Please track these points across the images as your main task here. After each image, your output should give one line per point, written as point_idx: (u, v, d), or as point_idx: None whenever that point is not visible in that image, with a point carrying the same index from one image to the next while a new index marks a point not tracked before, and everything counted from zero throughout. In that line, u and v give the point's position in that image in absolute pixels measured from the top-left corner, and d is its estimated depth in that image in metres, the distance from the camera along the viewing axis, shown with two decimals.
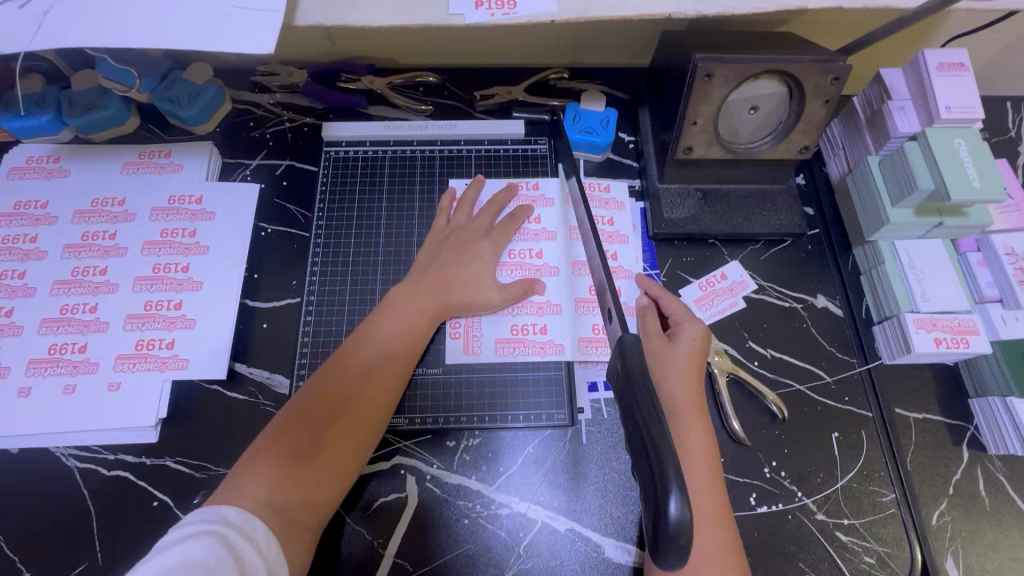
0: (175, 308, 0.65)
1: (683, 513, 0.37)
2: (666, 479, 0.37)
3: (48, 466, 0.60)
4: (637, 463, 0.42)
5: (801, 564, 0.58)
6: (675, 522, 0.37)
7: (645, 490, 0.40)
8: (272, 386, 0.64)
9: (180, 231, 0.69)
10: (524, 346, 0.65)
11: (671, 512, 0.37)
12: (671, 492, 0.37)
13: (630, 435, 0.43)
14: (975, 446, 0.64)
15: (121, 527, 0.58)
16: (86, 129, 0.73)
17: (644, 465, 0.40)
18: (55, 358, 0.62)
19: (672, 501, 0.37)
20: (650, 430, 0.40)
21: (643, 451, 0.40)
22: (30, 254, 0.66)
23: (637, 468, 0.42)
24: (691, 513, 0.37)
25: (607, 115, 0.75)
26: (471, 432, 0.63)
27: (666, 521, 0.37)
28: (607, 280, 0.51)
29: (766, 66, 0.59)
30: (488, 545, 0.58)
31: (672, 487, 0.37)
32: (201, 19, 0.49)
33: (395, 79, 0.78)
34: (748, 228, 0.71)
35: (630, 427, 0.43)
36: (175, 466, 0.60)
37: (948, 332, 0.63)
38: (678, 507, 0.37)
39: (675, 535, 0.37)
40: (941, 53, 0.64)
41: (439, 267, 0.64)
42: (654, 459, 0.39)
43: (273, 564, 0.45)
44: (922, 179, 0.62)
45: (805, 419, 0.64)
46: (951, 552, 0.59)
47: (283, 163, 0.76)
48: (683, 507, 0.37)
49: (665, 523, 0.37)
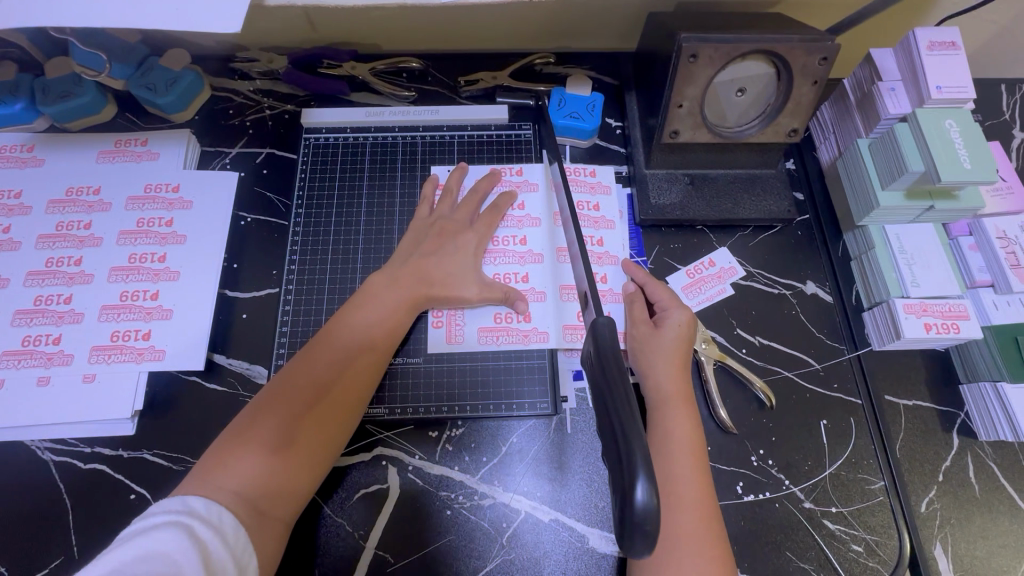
0: (151, 299, 0.64)
1: (650, 500, 0.36)
2: (633, 465, 0.36)
3: (22, 460, 0.59)
4: (608, 450, 0.41)
5: (789, 553, 0.57)
6: (641, 509, 0.36)
7: (615, 478, 0.39)
8: (252, 377, 0.63)
9: (157, 220, 0.67)
10: (508, 334, 0.64)
11: (638, 500, 0.36)
12: (638, 477, 0.36)
13: (602, 421, 0.42)
14: (965, 432, 0.63)
15: (97, 521, 0.57)
16: (61, 117, 0.71)
17: (614, 452, 0.39)
18: (29, 350, 0.61)
19: (638, 487, 0.36)
20: (620, 415, 0.39)
21: (614, 437, 0.39)
22: (4, 245, 0.65)
23: (608, 456, 0.41)
24: (658, 500, 0.36)
25: (593, 100, 0.74)
26: (454, 422, 0.62)
27: (632, 507, 0.36)
28: (585, 265, 0.49)
29: (752, 46, 0.58)
30: (471, 536, 0.57)
31: (639, 473, 0.36)
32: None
33: (378, 65, 0.77)
34: (736, 214, 0.69)
35: (602, 413, 0.42)
36: (153, 459, 0.59)
37: (939, 317, 0.62)
38: (645, 495, 0.36)
39: (642, 522, 0.36)
40: (932, 32, 0.63)
41: (420, 257, 0.63)
42: (623, 445, 0.38)
43: (241, 555, 0.44)
44: (913, 161, 0.60)
45: (793, 407, 0.63)
46: (940, 540, 0.58)
47: (263, 151, 0.74)
48: (650, 494, 0.36)
49: (631, 511, 0.36)
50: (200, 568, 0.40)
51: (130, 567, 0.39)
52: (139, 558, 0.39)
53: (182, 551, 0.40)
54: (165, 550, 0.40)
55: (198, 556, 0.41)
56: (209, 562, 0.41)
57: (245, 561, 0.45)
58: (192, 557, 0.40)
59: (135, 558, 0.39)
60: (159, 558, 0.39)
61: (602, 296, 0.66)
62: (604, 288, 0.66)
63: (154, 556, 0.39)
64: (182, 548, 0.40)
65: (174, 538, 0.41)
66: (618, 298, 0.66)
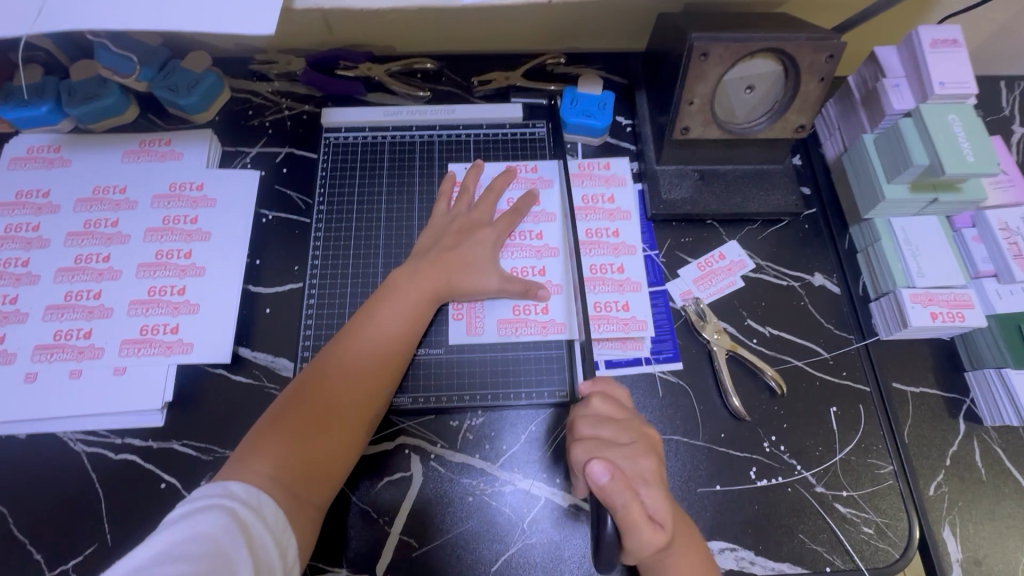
0: (178, 293, 0.65)
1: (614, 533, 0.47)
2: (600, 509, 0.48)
3: (55, 450, 0.61)
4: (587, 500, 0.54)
5: (801, 535, 0.59)
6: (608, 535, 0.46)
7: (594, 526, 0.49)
8: (277, 369, 0.65)
9: (182, 218, 0.69)
10: (526, 325, 0.66)
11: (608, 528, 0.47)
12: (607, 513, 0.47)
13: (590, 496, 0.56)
14: (971, 418, 0.64)
15: (130, 508, 0.59)
16: (85, 119, 0.73)
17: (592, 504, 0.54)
18: (61, 344, 0.62)
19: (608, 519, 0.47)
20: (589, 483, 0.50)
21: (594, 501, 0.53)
22: (33, 242, 0.67)
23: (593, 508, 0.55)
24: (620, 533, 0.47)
25: (604, 98, 0.75)
26: (475, 412, 0.64)
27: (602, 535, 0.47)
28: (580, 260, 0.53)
29: (760, 44, 0.60)
30: (493, 521, 0.59)
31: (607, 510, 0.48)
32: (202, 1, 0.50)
33: (393, 66, 0.78)
34: (746, 208, 0.71)
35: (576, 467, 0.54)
36: (182, 449, 0.61)
37: (944, 306, 0.64)
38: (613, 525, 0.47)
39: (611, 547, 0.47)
40: (934, 30, 0.65)
41: (441, 251, 0.65)
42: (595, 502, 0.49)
43: (280, 535, 0.47)
44: (917, 155, 0.62)
45: (804, 394, 0.65)
46: (949, 522, 0.60)
47: (283, 150, 0.76)
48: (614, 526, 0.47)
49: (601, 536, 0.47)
50: (243, 548, 0.43)
51: (179, 547, 0.42)
52: (187, 539, 0.42)
53: (227, 532, 0.43)
54: (210, 532, 0.43)
55: (241, 536, 0.44)
56: (251, 541, 0.44)
57: (285, 541, 0.48)
58: (237, 538, 0.43)
59: (182, 538, 0.42)
60: (206, 538, 0.42)
61: (621, 285, 0.68)
62: (622, 278, 0.68)
63: (200, 538, 0.42)
64: (225, 530, 0.43)
65: (217, 521, 0.44)
66: (636, 286, 0.68)
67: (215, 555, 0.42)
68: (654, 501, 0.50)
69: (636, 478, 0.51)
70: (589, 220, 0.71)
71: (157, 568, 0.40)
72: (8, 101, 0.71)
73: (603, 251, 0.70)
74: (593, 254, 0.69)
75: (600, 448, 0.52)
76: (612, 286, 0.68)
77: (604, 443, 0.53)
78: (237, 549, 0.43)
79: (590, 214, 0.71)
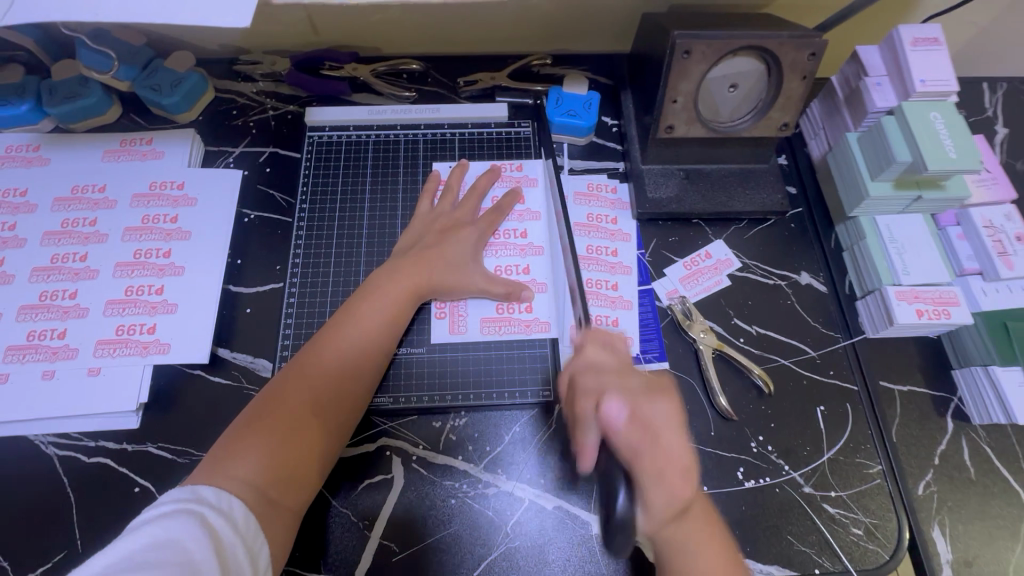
0: (157, 293, 0.64)
1: (628, 508, 0.45)
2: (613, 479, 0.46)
3: (25, 454, 0.59)
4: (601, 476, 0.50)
5: (790, 537, 0.58)
6: (620, 512, 0.44)
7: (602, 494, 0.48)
8: (256, 370, 0.64)
9: (161, 217, 0.68)
10: (510, 324, 0.65)
11: (619, 506, 0.45)
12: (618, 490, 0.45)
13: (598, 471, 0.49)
14: (959, 417, 0.64)
15: (101, 513, 0.57)
16: (65, 118, 0.72)
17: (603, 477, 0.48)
18: (34, 344, 0.61)
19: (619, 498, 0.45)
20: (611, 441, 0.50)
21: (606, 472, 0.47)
22: (9, 242, 0.66)
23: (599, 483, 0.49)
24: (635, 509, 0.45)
25: (590, 98, 0.76)
26: (458, 412, 0.63)
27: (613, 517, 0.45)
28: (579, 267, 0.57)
29: (743, 42, 0.60)
30: (475, 524, 0.58)
31: (618, 487, 0.45)
32: None
33: (379, 67, 0.78)
34: (731, 207, 0.71)
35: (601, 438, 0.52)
36: (157, 452, 0.60)
37: (930, 304, 0.63)
38: (624, 502, 0.45)
39: (623, 525, 0.44)
40: (915, 29, 0.65)
41: (422, 248, 0.64)
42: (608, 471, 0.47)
43: (252, 541, 0.46)
44: (900, 152, 0.62)
45: (791, 394, 0.64)
46: (938, 522, 0.59)
47: (267, 149, 0.76)
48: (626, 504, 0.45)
49: (613, 517, 0.45)
50: (211, 555, 0.41)
51: (143, 554, 0.40)
52: (154, 545, 0.40)
53: (196, 539, 0.42)
54: (178, 538, 0.41)
55: (210, 543, 0.42)
56: (220, 548, 0.43)
57: (256, 547, 0.46)
58: (205, 546, 0.42)
59: (146, 546, 0.40)
60: (173, 545, 0.41)
61: (612, 301, 0.67)
62: (614, 295, 0.67)
63: (166, 545, 0.40)
64: (194, 536, 0.42)
65: (186, 527, 0.42)
66: (627, 305, 0.67)
67: (182, 563, 0.40)
68: (677, 446, 0.49)
69: (659, 428, 0.50)
70: (590, 237, 0.70)
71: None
72: None
73: (599, 268, 0.69)
74: (590, 269, 0.68)
75: (611, 397, 0.51)
76: (604, 301, 0.67)
77: (615, 390, 0.52)
78: (205, 557, 0.41)
79: (591, 232, 0.71)
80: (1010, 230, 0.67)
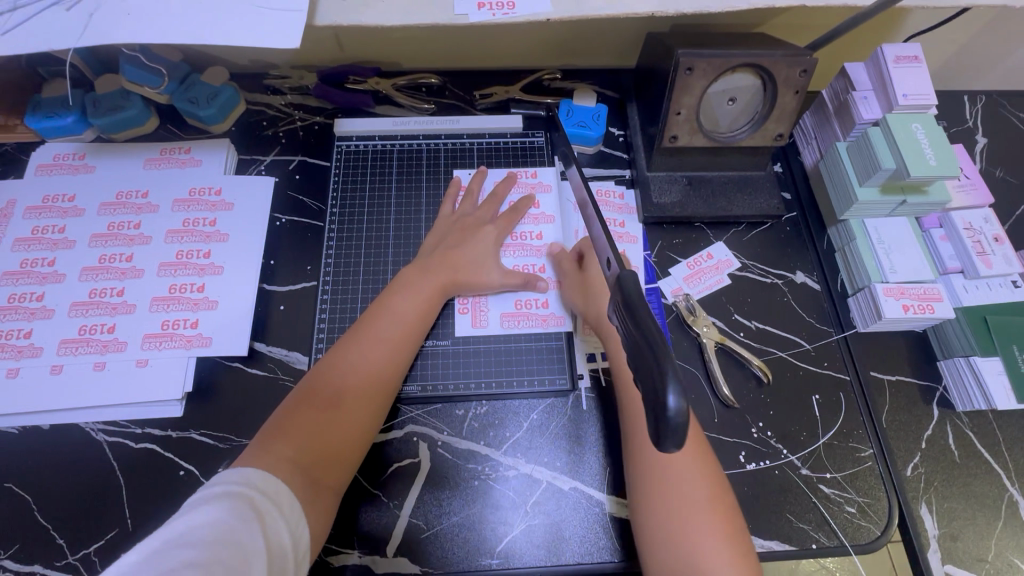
0: (198, 290, 0.69)
1: (683, 407, 0.35)
2: (663, 372, 0.35)
3: (77, 440, 0.63)
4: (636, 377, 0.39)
5: (789, 515, 0.63)
6: (673, 414, 0.35)
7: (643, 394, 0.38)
8: (291, 362, 0.68)
9: (201, 220, 0.73)
10: (528, 318, 0.70)
11: (670, 405, 0.35)
12: (669, 381, 0.35)
13: (631, 363, 0.40)
14: (944, 404, 0.69)
15: (151, 494, 0.61)
16: (108, 129, 0.77)
17: (642, 374, 0.38)
18: (86, 338, 0.66)
19: (670, 390, 0.35)
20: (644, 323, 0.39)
21: (645, 363, 0.37)
22: (60, 244, 0.71)
23: (634, 379, 0.39)
24: (690, 404, 0.35)
25: (599, 110, 0.81)
26: (480, 400, 0.67)
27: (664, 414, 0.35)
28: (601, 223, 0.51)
29: (741, 60, 0.65)
30: (496, 504, 0.62)
31: (669, 379, 0.35)
32: (224, 15, 0.52)
33: (400, 81, 0.83)
34: (731, 211, 0.76)
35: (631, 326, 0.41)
36: (200, 438, 0.64)
37: (915, 299, 0.69)
38: (677, 400, 0.35)
39: (676, 427, 0.35)
40: (898, 47, 0.71)
41: (447, 248, 0.69)
42: (652, 361, 0.37)
43: (294, 522, 0.49)
44: (885, 160, 0.68)
45: (788, 383, 0.69)
46: (925, 500, 0.64)
47: (296, 158, 0.81)
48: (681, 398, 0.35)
49: (662, 416, 0.35)
50: (256, 534, 0.45)
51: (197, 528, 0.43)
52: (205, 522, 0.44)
53: (244, 517, 0.45)
54: (227, 516, 0.45)
55: (255, 522, 0.46)
56: (264, 529, 0.46)
57: (296, 528, 0.50)
58: (250, 524, 0.45)
59: (197, 523, 0.43)
60: (222, 522, 0.44)
61: None
62: None
63: (216, 523, 0.44)
64: (242, 515, 0.45)
65: (234, 509, 0.45)
66: None
67: (230, 539, 0.43)
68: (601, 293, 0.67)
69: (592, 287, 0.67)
70: None
71: (168, 551, 0.41)
72: (37, 112, 0.75)
73: None
74: None
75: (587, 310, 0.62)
76: None
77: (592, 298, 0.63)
78: (251, 535, 0.44)
79: None
80: (988, 232, 0.73)
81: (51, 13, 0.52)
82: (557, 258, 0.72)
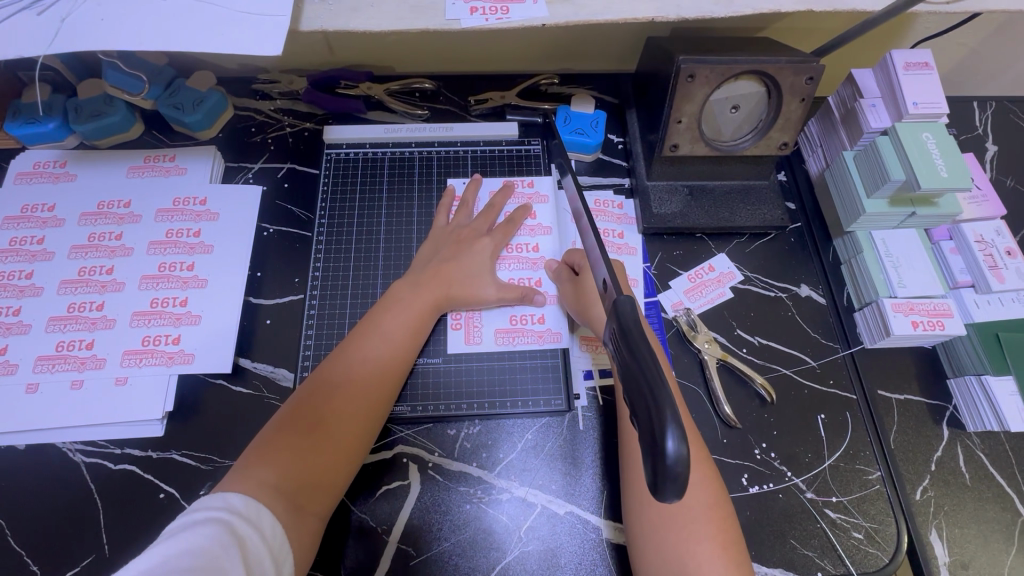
0: (181, 305, 0.67)
1: (682, 452, 0.33)
2: (662, 414, 0.34)
3: (53, 460, 0.61)
4: (632, 412, 0.37)
5: (793, 541, 0.60)
6: (672, 461, 0.33)
7: (639, 432, 0.36)
8: (277, 379, 0.66)
9: (185, 231, 0.71)
10: (523, 335, 0.68)
11: (668, 450, 0.33)
12: (669, 425, 0.33)
13: (627, 395, 0.38)
14: (955, 424, 0.66)
15: (128, 519, 0.59)
16: (91, 135, 0.74)
17: (640, 413, 0.36)
18: (63, 355, 0.63)
19: (669, 436, 0.33)
20: (640, 353, 0.37)
21: (642, 401, 0.36)
22: (38, 255, 0.68)
23: (630, 415, 0.38)
24: (690, 449, 0.33)
25: (597, 116, 0.79)
26: (472, 420, 0.65)
27: (663, 458, 0.34)
28: (594, 235, 0.48)
29: (744, 67, 0.62)
30: (489, 528, 0.60)
31: (669, 423, 0.33)
32: (203, 22, 0.50)
33: (393, 86, 0.81)
34: (734, 222, 0.74)
35: (625, 356, 0.39)
36: (181, 459, 0.61)
37: (925, 315, 0.66)
38: (676, 444, 0.33)
39: (674, 474, 0.33)
40: (908, 54, 0.68)
41: (441, 262, 0.67)
42: (649, 399, 0.35)
43: (278, 551, 0.47)
44: (894, 171, 0.65)
45: (793, 402, 0.66)
46: (936, 526, 0.62)
47: (285, 165, 0.78)
48: (681, 442, 0.33)
49: (661, 461, 0.33)
50: (239, 562, 0.43)
51: (174, 558, 0.41)
52: (183, 550, 0.41)
53: (224, 545, 0.43)
54: (208, 544, 0.42)
55: (237, 550, 0.43)
56: (247, 557, 0.44)
57: (281, 557, 0.47)
58: (232, 551, 0.43)
59: (178, 551, 0.41)
60: (202, 551, 0.42)
61: None
62: None
63: (196, 551, 0.41)
64: (223, 543, 0.43)
65: (216, 536, 0.43)
66: None
67: (212, 568, 0.41)
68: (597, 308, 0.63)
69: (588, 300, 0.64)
70: None
71: None
72: (16, 118, 0.72)
73: None
74: None
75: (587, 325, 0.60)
76: None
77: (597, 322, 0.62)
78: (234, 564, 0.42)
79: None
80: (1000, 245, 0.70)
81: (23, 18, 0.50)
82: (555, 272, 0.69)
